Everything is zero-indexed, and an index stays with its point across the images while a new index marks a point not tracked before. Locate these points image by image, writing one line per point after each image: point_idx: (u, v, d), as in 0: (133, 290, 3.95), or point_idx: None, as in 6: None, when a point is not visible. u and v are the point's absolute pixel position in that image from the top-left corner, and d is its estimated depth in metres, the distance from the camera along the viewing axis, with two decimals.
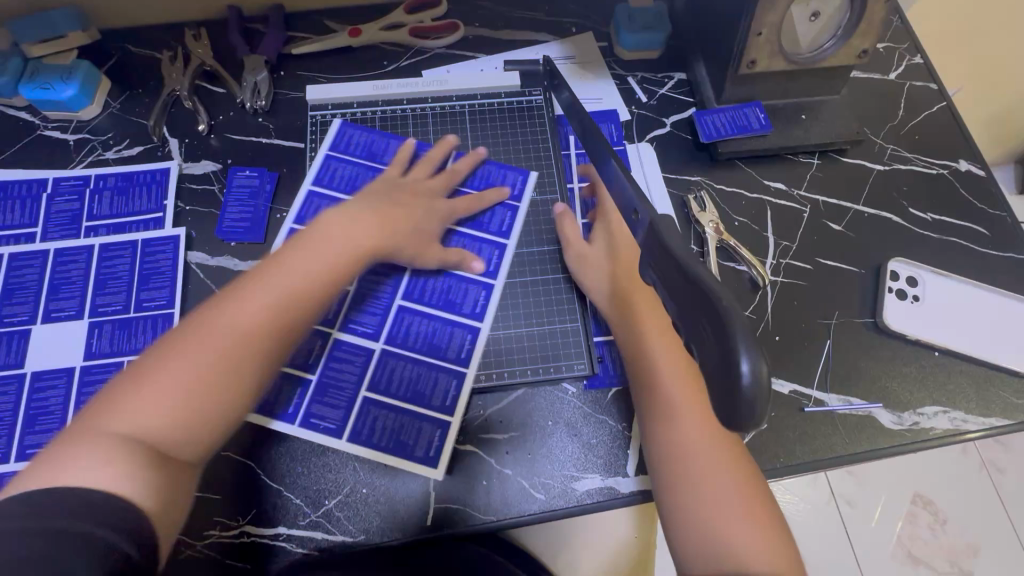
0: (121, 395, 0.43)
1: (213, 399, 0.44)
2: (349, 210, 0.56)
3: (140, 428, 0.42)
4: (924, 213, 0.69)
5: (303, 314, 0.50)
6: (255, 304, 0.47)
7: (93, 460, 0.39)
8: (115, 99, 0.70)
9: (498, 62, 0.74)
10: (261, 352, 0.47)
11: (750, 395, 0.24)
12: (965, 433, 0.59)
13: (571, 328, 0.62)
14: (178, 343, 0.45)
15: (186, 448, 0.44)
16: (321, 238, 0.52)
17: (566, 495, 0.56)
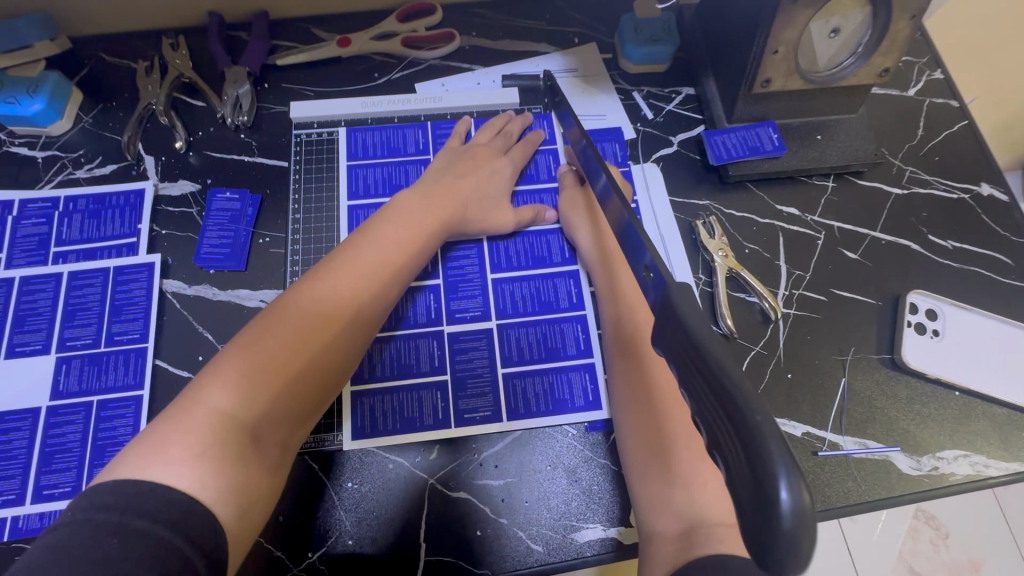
0: (211, 378, 0.42)
1: (307, 381, 0.45)
2: (400, 207, 0.56)
3: (235, 409, 0.41)
4: (944, 240, 0.66)
5: (386, 298, 0.51)
6: (348, 284, 0.49)
7: (189, 448, 0.38)
8: (87, 112, 0.66)
9: (495, 75, 0.70)
10: (351, 335, 0.48)
11: (791, 530, 0.20)
12: (987, 479, 0.56)
13: (573, 366, 0.58)
14: (278, 323, 0.45)
15: (278, 433, 0.44)
16: (399, 225, 0.54)
17: (565, 547, 0.52)
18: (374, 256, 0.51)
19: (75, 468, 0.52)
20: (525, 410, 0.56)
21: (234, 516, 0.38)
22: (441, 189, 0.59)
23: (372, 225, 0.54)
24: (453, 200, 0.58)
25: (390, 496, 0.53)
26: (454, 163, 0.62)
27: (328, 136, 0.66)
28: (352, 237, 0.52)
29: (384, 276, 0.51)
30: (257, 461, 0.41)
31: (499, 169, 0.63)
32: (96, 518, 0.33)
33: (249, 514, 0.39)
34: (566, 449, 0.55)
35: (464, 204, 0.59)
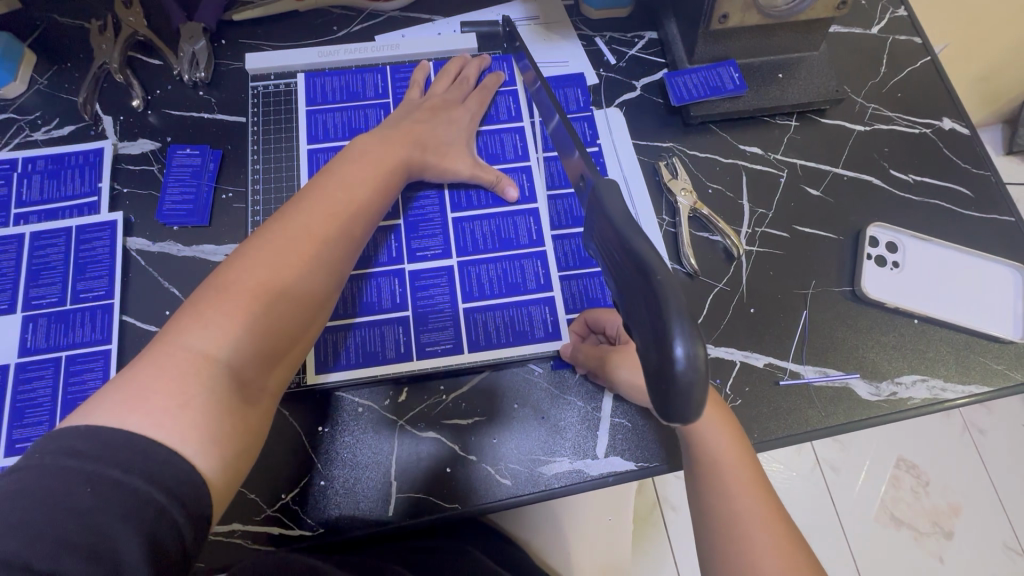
0: (187, 323, 0.41)
1: (287, 323, 0.45)
2: (363, 150, 0.55)
3: (218, 352, 0.40)
4: (905, 174, 0.66)
5: (358, 240, 0.51)
6: (320, 225, 0.48)
7: (173, 396, 0.37)
8: (42, 74, 0.65)
9: (455, 24, 0.69)
10: (327, 276, 0.48)
11: (688, 375, 0.30)
12: (944, 402, 0.58)
13: (536, 304, 0.58)
14: (252, 267, 0.44)
15: (264, 377, 0.44)
16: (362, 167, 0.53)
17: (532, 480, 0.53)
18: (342, 197, 0.51)
19: (47, 422, 0.53)
20: (490, 346, 0.57)
21: (216, 468, 0.37)
22: (401, 132, 0.58)
23: (333, 169, 0.53)
24: (413, 144, 0.58)
25: (364, 438, 0.54)
26: (412, 111, 0.61)
27: (285, 88, 0.65)
28: (317, 181, 0.52)
29: (356, 216, 0.51)
30: (248, 406, 0.41)
31: (458, 118, 0.62)
32: (66, 465, 0.32)
33: (231, 468, 0.38)
34: (533, 388, 0.56)
35: (420, 148, 0.58)
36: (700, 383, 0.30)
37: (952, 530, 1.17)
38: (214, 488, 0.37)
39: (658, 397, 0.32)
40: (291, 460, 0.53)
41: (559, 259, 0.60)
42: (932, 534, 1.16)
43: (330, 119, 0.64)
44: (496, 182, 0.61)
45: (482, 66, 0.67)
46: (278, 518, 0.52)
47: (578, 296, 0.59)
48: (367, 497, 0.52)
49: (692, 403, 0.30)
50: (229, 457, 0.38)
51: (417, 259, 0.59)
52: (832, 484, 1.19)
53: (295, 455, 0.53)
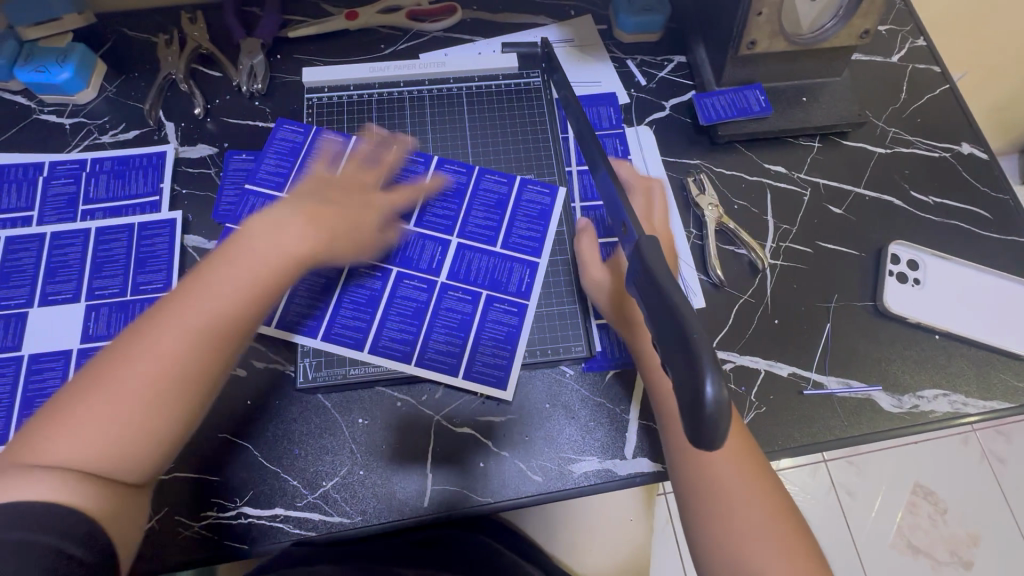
0: (68, 409, 0.40)
1: (162, 428, 0.42)
2: (272, 219, 0.51)
3: (81, 448, 0.39)
4: (925, 195, 0.69)
5: (250, 323, 0.47)
6: (185, 311, 0.45)
7: (32, 479, 0.37)
8: (112, 82, 0.70)
9: (495, 45, 0.73)
10: (207, 364, 0.45)
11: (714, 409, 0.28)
12: (965, 416, 0.59)
13: (568, 310, 0.61)
14: (125, 349, 0.43)
15: (131, 471, 0.41)
16: (252, 245, 0.49)
17: (564, 477, 0.55)
18: (211, 284, 0.46)
19: None
20: (523, 351, 0.59)
21: (108, 518, 0.40)
22: (305, 212, 0.53)
23: (244, 241, 0.49)
24: (315, 221, 0.53)
25: (405, 431, 0.57)
26: (342, 189, 0.58)
27: (337, 100, 0.69)
28: (253, 253, 0.48)
29: (231, 307, 0.46)
30: (106, 497, 0.40)
31: (370, 200, 0.59)
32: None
33: (120, 517, 0.40)
34: (564, 388, 0.58)
35: (324, 231, 0.53)
36: (727, 420, 0.28)
37: (973, 560, 1.15)
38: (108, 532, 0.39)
39: (685, 424, 0.29)
40: (311, 461, 0.55)
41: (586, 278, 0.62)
42: (951, 563, 1.15)
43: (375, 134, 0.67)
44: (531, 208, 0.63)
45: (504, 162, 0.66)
46: (267, 512, 0.53)
47: None
48: (355, 524, 0.53)
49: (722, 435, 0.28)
50: (108, 515, 0.39)
51: (455, 267, 0.62)
52: (848, 508, 1.18)
53: (316, 455, 0.55)
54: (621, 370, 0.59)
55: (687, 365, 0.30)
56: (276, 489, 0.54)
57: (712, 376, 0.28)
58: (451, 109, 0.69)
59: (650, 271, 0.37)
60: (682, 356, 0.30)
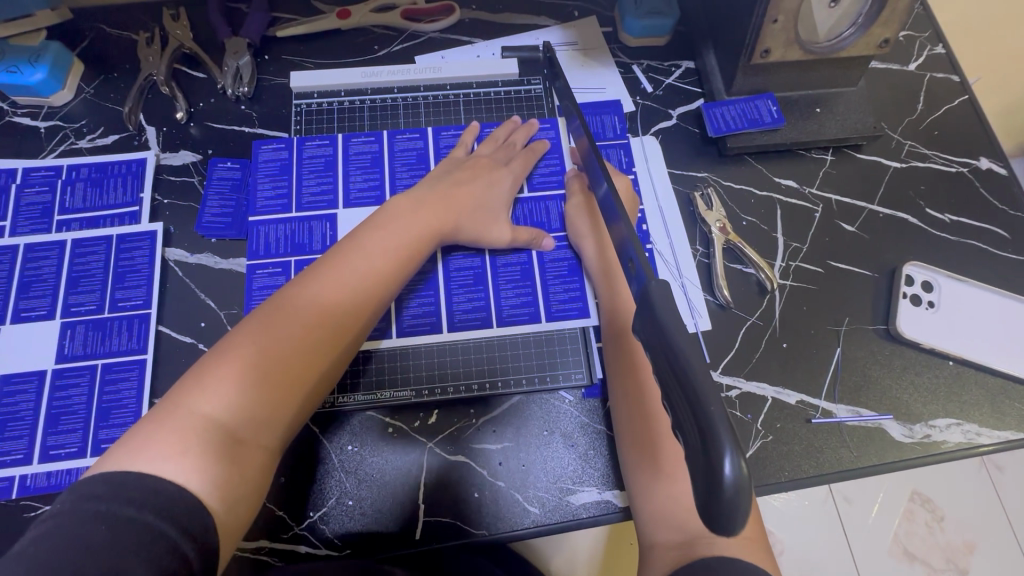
0: (192, 383, 0.42)
1: (293, 395, 0.44)
2: (408, 210, 0.55)
3: (214, 410, 0.41)
4: (942, 213, 0.66)
5: (385, 296, 0.51)
6: (335, 291, 0.48)
7: (172, 444, 0.38)
8: (89, 83, 0.66)
9: (495, 48, 0.70)
10: (340, 337, 0.47)
11: (732, 492, 0.25)
12: (978, 447, 0.57)
13: (569, 335, 0.59)
14: (257, 327, 0.45)
15: (265, 435, 0.43)
16: (381, 233, 0.52)
17: (561, 509, 0.53)
18: (362, 264, 0.50)
19: (81, 430, 0.53)
20: (522, 375, 0.57)
21: (221, 507, 0.38)
22: (435, 196, 0.56)
23: (359, 233, 0.52)
24: (449, 206, 0.56)
25: (393, 456, 0.54)
26: (453, 170, 0.59)
27: (327, 105, 0.65)
28: (382, 239, 0.52)
29: (368, 284, 0.50)
30: (243, 461, 0.40)
31: (499, 183, 0.60)
32: (83, 507, 0.33)
33: (236, 507, 0.39)
34: (563, 415, 0.56)
35: (455, 215, 0.56)
36: (747, 501, 0.25)
37: (968, 568, 1.14)
38: (219, 526, 0.37)
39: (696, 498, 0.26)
40: (296, 490, 0.52)
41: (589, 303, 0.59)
42: (947, 571, 1.14)
43: (367, 142, 0.63)
44: (532, 238, 0.59)
45: (531, 132, 0.64)
46: (252, 543, 0.51)
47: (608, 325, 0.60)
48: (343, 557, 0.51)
49: (740, 517, 0.25)
50: (230, 499, 0.39)
51: (452, 292, 0.59)
52: (845, 516, 1.17)
53: (301, 483, 0.53)
54: None
55: (697, 431, 0.26)
56: (259, 520, 0.52)
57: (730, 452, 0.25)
58: (447, 115, 0.66)
59: (657, 307, 0.33)
60: (692, 420, 0.27)
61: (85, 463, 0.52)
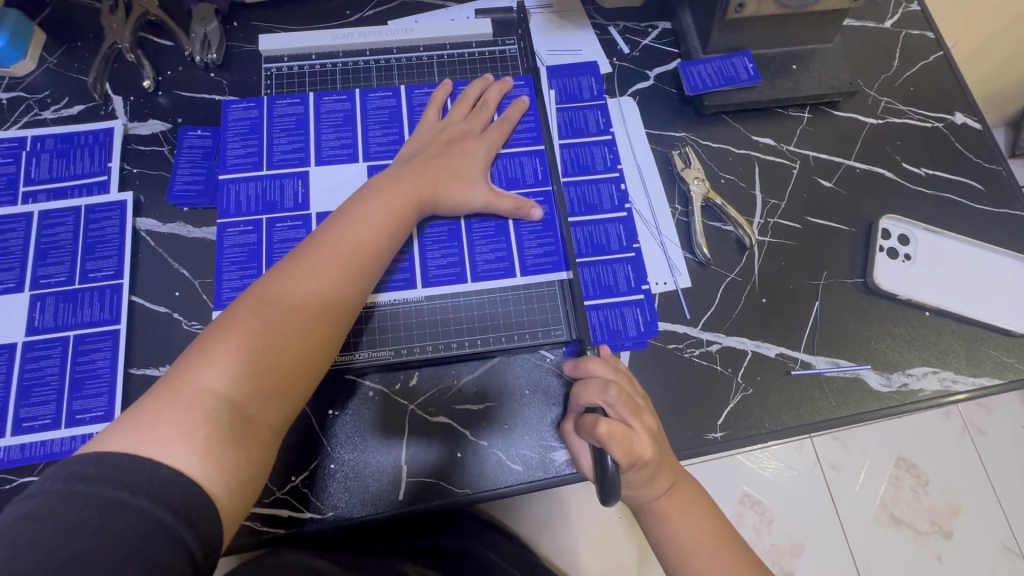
0: (196, 359, 0.42)
1: (298, 365, 0.45)
2: (394, 181, 0.54)
3: (219, 386, 0.41)
4: (917, 167, 0.66)
5: (379, 265, 0.51)
6: (331, 265, 0.48)
7: (180, 426, 0.38)
8: (52, 53, 0.64)
9: (469, 10, 0.68)
10: (339, 308, 0.48)
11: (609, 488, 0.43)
12: (954, 394, 0.58)
13: (548, 292, 0.58)
14: (254, 305, 0.45)
15: (270, 414, 0.43)
16: (375, 207, 0.52)
17: (544, 466, 0.53)
18: (355, 235, 0.50)
19: (54, 402, 0.52)
20: (502, 334, 0.56)
21: (223, 491, 0.38)
22: (413, 168, 0.56)
23: (350, 208, 0.52)
24: (432, 177, 0.56)
25: (379, 424, 0.54)
26: (427, 145, 0.59)
27: (298, 69, 0.64)
28: (372, 209, 0.52)
29: (362, 254, 0.50)
30: (251, 441, 0.41)
31: (474, 151, 0.59)
32: (76, 490, 0.33)
33: (241, 492, 0.39)
34: (545, 374, 0.56)
35: (434, 183, 0.56)
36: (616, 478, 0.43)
37: (952, 530, 1.16)
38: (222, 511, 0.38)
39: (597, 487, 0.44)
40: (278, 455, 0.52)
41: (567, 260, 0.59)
42: (931, 533, 1.15)
43: (339, 104, 0.62)
44: (515, 207, 0.58)
45: (505, 90, 0.64)
46: None
47: (590, 283, 0.59)
48: (328, 520, 0.51)
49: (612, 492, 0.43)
50: (235, 482, 0.39)
51: (427, 251, 0.58)
52: (832, 482, 1.18)
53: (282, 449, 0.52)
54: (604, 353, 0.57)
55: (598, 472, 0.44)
56: None
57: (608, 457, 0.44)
58: (421, 77, 0.65)
59: None
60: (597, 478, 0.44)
61: (60, 434, 0.52)
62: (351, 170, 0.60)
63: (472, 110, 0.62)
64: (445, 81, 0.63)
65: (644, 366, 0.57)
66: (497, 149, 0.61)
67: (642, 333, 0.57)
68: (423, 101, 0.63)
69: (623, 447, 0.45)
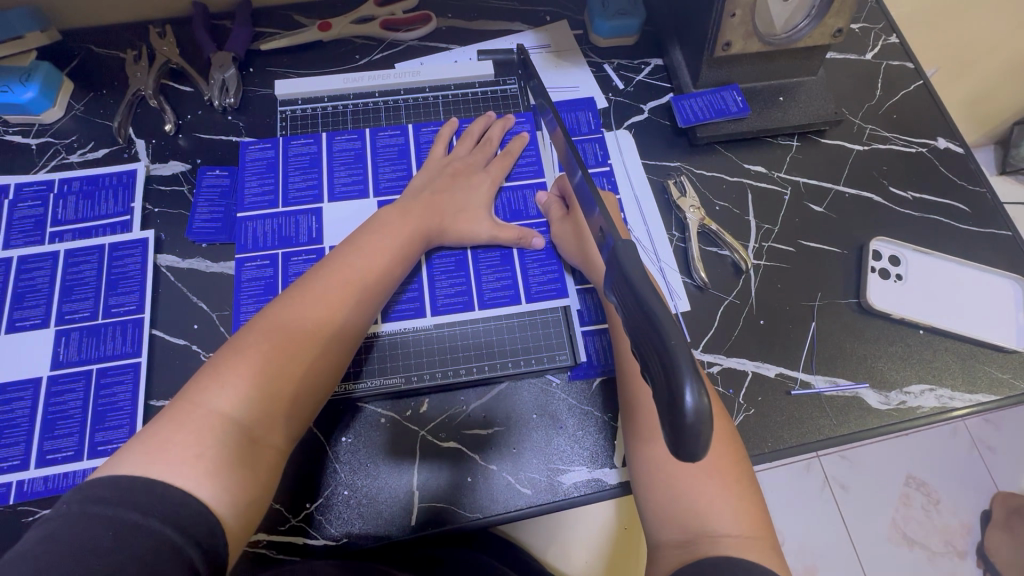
0: (207, 379, 0.44)
1: (304, 387, 0.47)
2: (399, 215, 0.57)
3: (231, 409, 0.42)
4: (904, 191, 0.69)
5: (383, 291, 0.54)
6: (339, 290, 0.51)
7: (189, 449, 0.39)
8: (79, 101, 0.68)
9: (471, 52, 0.73)
10: (345, 331, 0.50)
11: (693, 422, 0.28)
12: (952, 411, 0.59)
13: (552, 318, 0.60)
14: (264, 327, 0.47)
15: (275, 435, 0.45)
16: (379, 235, 0.55)
17: (552, 489, 0.54)
18: (361, 262, 0.53)
19: (77, 434, 0.54)
20: (506, 359, 0.58)
21: (230, 513, 0.39)
22: (420, 202, 0.59)
23: (356, 237, 0.55)
24: (434, 210, 0.59)
25: (393, 447, 0.55)
26: (434, 179, 0.62)
27: (311, 111, 0.68)
28: (379, 238, 0.55)
29: (369, 280, 0.53)
30: (257, 463, 0.42)
31: (477, 185, 0.62)
32: (90, 515, 0.33)
33: (246, 513, 0.40)
34: (550, 398, 0.58)
35: (439, 217, 0.59)
36: (708, 428, 0.28)
37: (967, 550, 1.14)
38: (228, 534, 0.38)
39: (667, 433, 0.29)
40: (294, 484, 0.53)
41: (569, 290, 0.61)
42: (946, 554, 1.14)
43: (350, 143, 0.65)
44: (519, 237, 0.61)
45: (507, 127, 0.67)
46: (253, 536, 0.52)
47: (594, 310, 0.61)
48: (341, 547, 0.52)
49: (703, 442, 0.28)
50: (241, 504, 0.40)
51: (436, 282, 0.61)
52: (842, 503, 1.17)
53: (299, 478, 0.53)
54: (608, 377, 0.58)
55: (662, 365, 0.30)
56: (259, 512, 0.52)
57: (690, 385, 0.28)
58: (427, 116, 0.68)
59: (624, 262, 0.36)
60: (660, 365, 0.30)
61: (82, 466, 0.53)
62: (362, 205, 0.63)
63: (475, 145, 0.66)
64: (451, 119, 0.66)
65: None
66: (500, 182, 0.64)
67: None
68: (429, 137, 0.66)
69: None
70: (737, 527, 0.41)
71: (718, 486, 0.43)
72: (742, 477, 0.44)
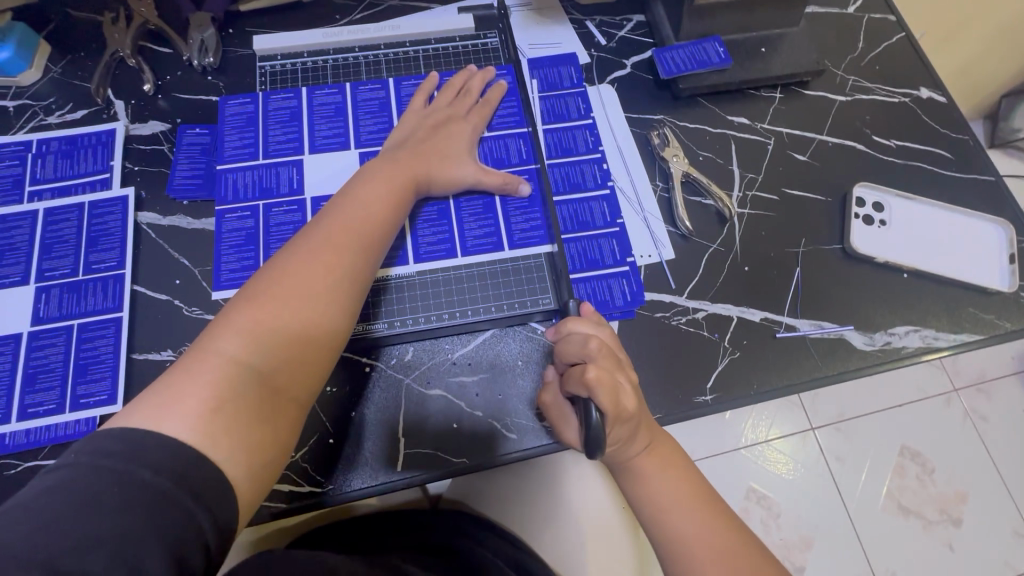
0: (217, 330, 0.43)
1: (318, 334, 0.46)
2: (389, 163, 0.57)
3: (243, 355, 0.42)
4: (887, 139, 0.69)
5: (387, 237, 0.53)
6: (341, 236, 0.50)
7: (204, 404, 0.39)
8: (56, 63, 0.68)
9: (452, 8, 0.72)
10: (356, 277, 0.49)
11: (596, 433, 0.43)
12: (937, 350, 0.59)
13: (535, 264, 0.60)
14: (270, 276, 0.46)
15: (294, 386, 0.45)
16: (374, 184, 0.54)
17: (538, 432, 0.54)
18: (361, 209, 0.52)
19: (58, 388, 0.54)
20: (492, 305, 0.58)
21: (245, 475, 0.39)
22: (404, 149, 0.59)
23: (352, 187, 0.54)
24: (423, 158, 0.58)
25: (381, 398, 0.55)
26: (415, 129, 0.61)
27: (290, 66, 0.67)
28: (376, 186, 0.54)
29: (371, 226, 0.52)
30: (274, 420, 0.42)
31: (459, 132, 0.62)
32: None
33: (263, 473, 0.40)
34: (536, 344, 0.58)
35: (427, 163, 0.58)
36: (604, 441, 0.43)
37: (962, 517, 1.14)
38: (242, 491, 0.38)
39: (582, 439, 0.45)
40: None
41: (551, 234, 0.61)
42: (941, 522, 1.14)
43: (330, 96, 0.65)
44: (505, 183, 0.61)
45: (487, 79, 0.67)
46: None
47: (577, 257, 0.61)
48: (326, 493, 0.52)
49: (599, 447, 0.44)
50: (256, 466, 0.40)
51: (418, 230, 0.60)
52: (837, 474, 1.17)
53: None
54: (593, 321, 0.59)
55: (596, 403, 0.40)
56: None
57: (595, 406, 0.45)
58: (408, 70, 0.68)
59: None
60: None
61: (65, 418, 0.53)
62: (344, 157, 0.62)
63: (456, 96, 0.65)
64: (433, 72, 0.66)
65: (633, 334, 0.59)
66: (481, 131, 0.64)
67: (628, 303, 0.59)
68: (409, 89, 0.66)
69: (610, 394, 0.46)
70: (716, 547, 0.47)
71: (712, 549, 0.47)
72: (715, 504, 0.49)
